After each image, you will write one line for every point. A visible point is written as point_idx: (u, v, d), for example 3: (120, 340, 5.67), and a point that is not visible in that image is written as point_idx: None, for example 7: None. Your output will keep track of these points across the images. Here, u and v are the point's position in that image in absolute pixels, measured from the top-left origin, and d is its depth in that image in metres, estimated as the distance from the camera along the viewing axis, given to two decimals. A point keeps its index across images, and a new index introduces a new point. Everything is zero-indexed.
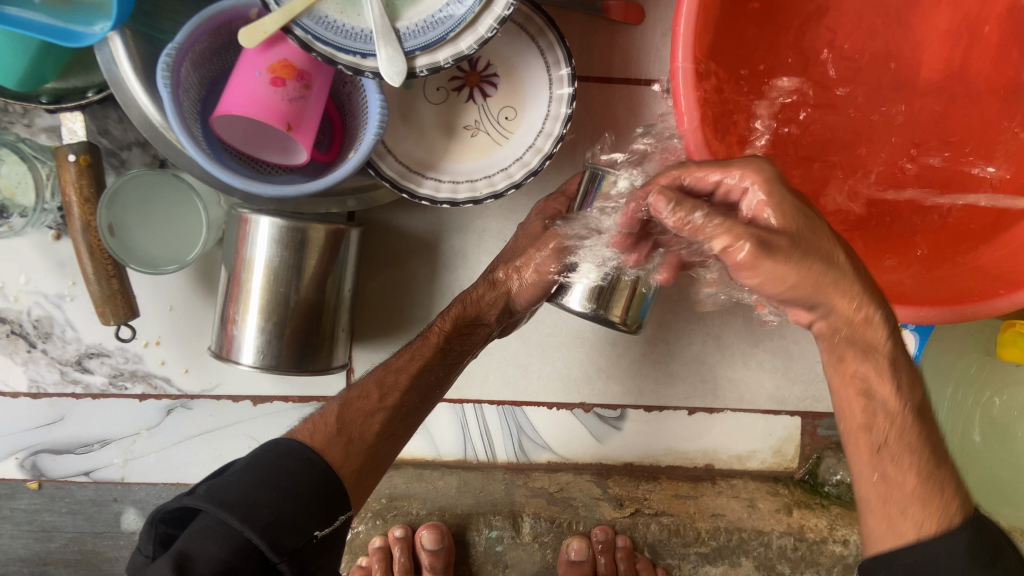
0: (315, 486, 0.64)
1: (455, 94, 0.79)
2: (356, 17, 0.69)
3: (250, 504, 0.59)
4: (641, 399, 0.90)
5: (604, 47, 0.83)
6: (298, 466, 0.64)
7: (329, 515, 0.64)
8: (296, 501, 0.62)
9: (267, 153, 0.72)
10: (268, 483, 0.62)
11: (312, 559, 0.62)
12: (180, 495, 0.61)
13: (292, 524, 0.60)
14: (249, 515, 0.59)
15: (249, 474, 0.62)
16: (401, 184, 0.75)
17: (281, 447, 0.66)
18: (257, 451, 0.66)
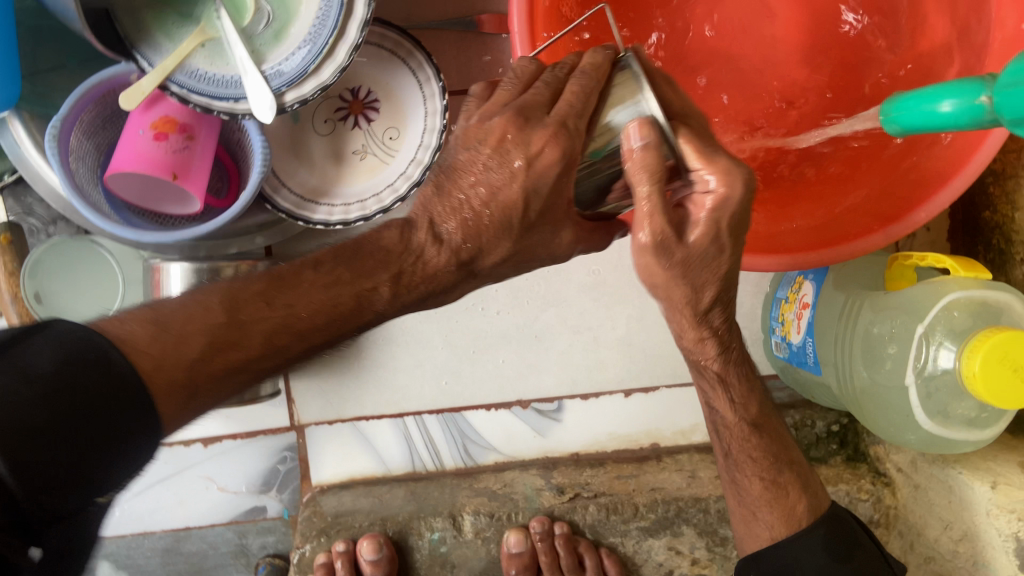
0: (113, 426, 0.45)
1: (341, 124, 0.84)
2: (225, 66, 0.74)
3: (33, 439, 0.41)
4: (576, 388, 0.93)
5: (482, 59, 0.87)
6: (104, 400, 0.45)
7: (115, 468, 0.46)
8: (93, 449, 0.44)
9: (165, 205, 0.78)
10: (71, 410, 0.43)
11: (83, 520, 0.46)
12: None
13: (68, 477, 0.43)
14: (34, 463, 0.41)
15: (53, 381, 0.43)
16: (296, 213, 0.80)
17: (105, 360, 0.46)
18: (59, 341, 0.45)
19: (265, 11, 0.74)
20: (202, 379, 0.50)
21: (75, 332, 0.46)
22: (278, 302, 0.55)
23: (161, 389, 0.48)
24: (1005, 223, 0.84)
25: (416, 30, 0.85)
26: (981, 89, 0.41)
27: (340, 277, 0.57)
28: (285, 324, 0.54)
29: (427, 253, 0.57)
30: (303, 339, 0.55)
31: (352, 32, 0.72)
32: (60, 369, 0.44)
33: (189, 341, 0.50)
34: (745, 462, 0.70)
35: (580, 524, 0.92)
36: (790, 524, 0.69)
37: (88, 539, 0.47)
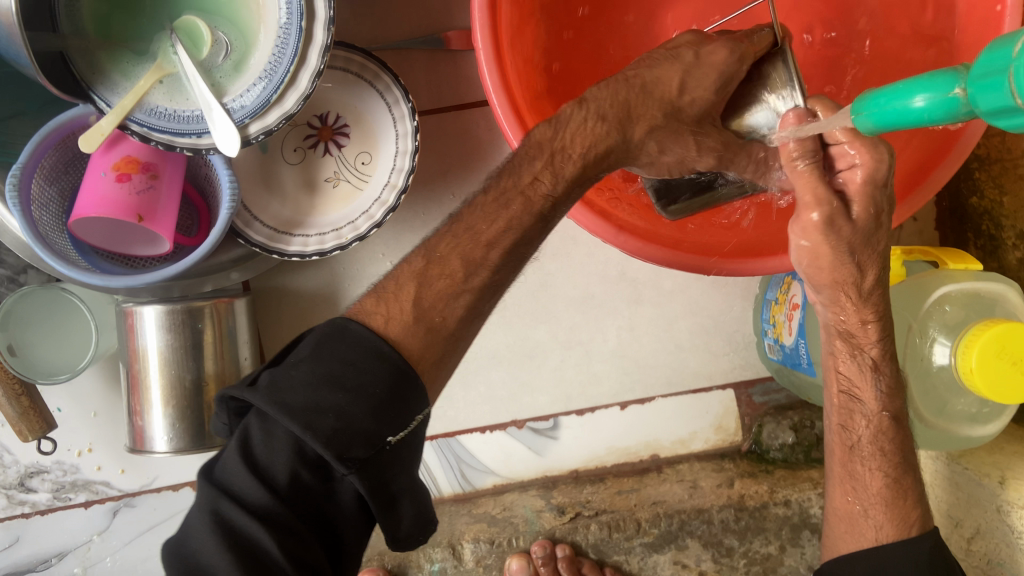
0: (385, 387, 0.50)
1: (311, 151, 0.82)
2: (186, 102, 0.72)
3: (313, 410, 0.48)
4: (571, 404, 0.90)
5: (452, 77, 0.86)
6: (370, 364, 0.50)
7: (400, 416, 0.50)
8: (365, 405, 0.49)
9: (134, 246, 0.76)
10: (335, 381, 0.49)
11: (391, 470, 0.51)
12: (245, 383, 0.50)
13: (357, 432, 0.48)
14: (311, 425, 0.47)
15: (313, 365, 0.50)
16: (271, 247, 0.78)
17: (349, 333, 0.51)
18: (318, 329, 0.52)
19: (223, 41, 0.73)
20: (432, 310, 0.54)
21: (335, 323, 0.52)
22: (461, 230, 0.56)
23: (401, 338, 0.52)
24: (993, 208, 0.83)
25: (382, 51, 0.83)
26: (954, 81, 0.39)
27: (505, 187, 0.57)
28: (470, 249, 0.55)
29: (576, 119, 0.58)
30: (492, 249, 0.56)
31: (314, 58, 0.70)
32: (317, 351, 0.51)
33: (405, 287, 0.55)
34: (872, 454, 0.65)
35: (582, 544, 0.91)
36: (898, 529, 0.64)
37: (401, 483, 0.52)
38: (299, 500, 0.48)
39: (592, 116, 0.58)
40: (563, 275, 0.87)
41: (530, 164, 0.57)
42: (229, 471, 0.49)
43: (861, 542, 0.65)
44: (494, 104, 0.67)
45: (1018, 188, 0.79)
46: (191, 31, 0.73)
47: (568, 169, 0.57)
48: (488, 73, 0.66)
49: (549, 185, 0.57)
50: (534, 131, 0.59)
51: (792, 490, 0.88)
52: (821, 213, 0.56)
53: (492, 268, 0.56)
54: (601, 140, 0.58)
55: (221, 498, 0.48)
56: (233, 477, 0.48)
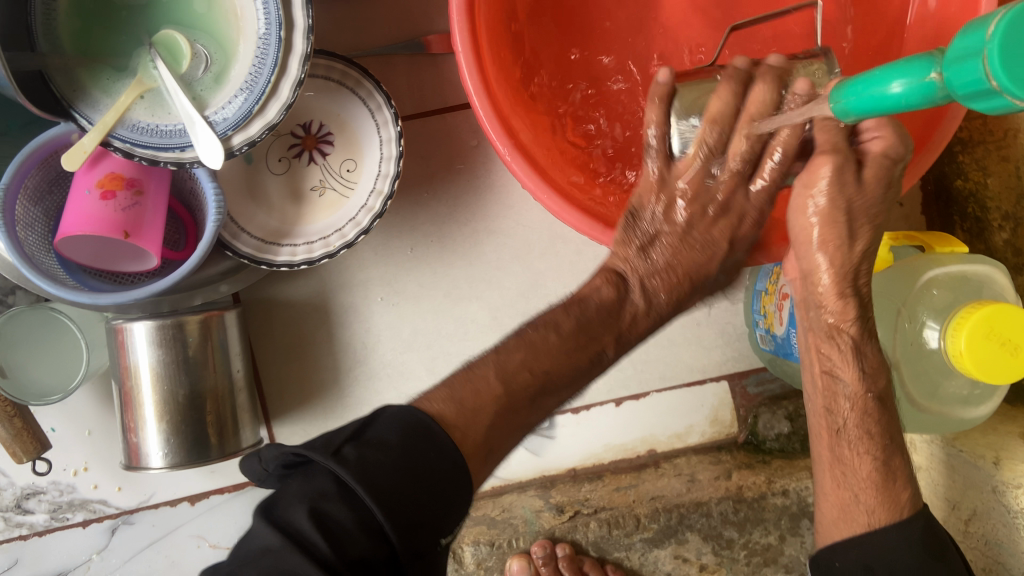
0: (454, 490, 0.51)
1: (296, 160, 0.82)
2: (167, 116, 0.72)
3: (397, 500, 0.47)
4: (566, 403, 0.90)
5: (434, 81, 0.86)
6: (445, 465, 0.51)
7: (456, 521, 0.52)
8: (436, 503, 0.50)
9: (121, 263, 0.75)
10: (415, 473, 0.49)
11: (435, 572, 0.51)
12: (326, 451, 0.49)
13: (426, 525, 0.49)
14: (392, 512, 0.47)
15: (396, 451, 0.50)
16: (259, 258, 0.78)
17: (435, 432, 0.52)
18: (401, 419, 0.52)
19: (203, 55, 0.73)
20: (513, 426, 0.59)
21: (416, 416, 0.53)
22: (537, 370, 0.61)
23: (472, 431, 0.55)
24: (978, 190, 0.83)
25: (362, 57, 0.83)
26: (929, 66, 0.39)
27: (582, 341, 0.64)
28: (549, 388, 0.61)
29: (637, 300, 0.68)
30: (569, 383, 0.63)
31: (294, 67, 0.70)
32: (404, 441, 0.51)
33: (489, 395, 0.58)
34: (859, 439, 0.65)
35: (582, 543, 0.91)
36: (890, 512, 0.65)
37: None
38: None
39: (652, 283, 0.68)
40: None
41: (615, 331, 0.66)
42: (300, 523, 0.45)
43: (853, 527, 0.65)
44: (475, 105, 0.67)
45: (1000, 169, 0.79)
46: (169, 45, 0.73)
47: (658, 300, 0.69)
48: (468, 75, 0.66)
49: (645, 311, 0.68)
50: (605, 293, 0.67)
51: (789, 479, 0.89)
52: (832, 163, 0.57)
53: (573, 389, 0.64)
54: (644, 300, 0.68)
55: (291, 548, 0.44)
56: (303, 530, 0.45)
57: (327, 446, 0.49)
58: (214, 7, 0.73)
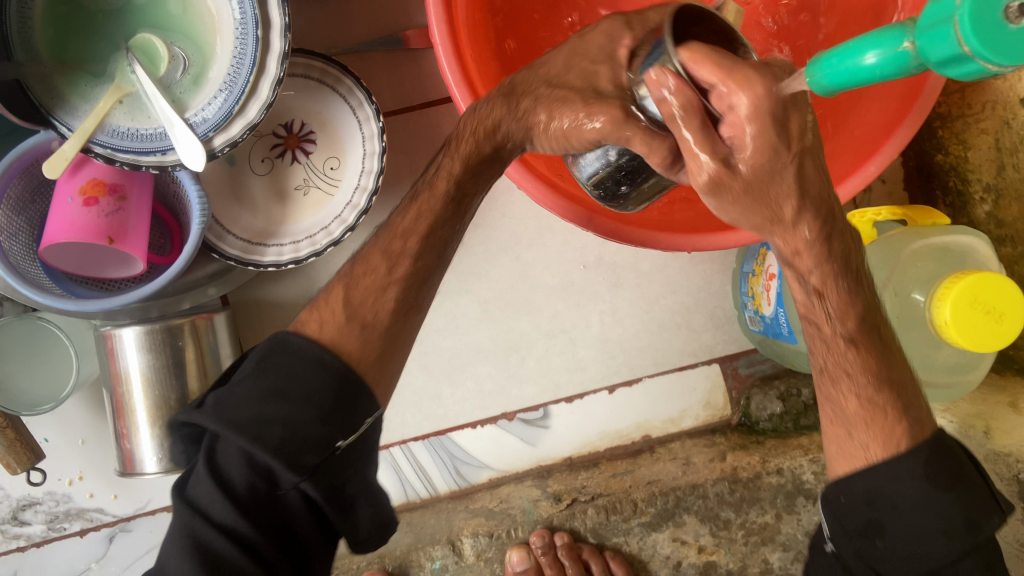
0: (333, 393, 0.55)
1: (279, 160, 0.82)
2: (147, 120, 0.72)
3: (260, 423, 0.52)
4: (559, 392, 0.91)
5: (415, 76, 0.86)
6: (315, 373, 0.56)
7: (353, 422, 0.56)
8: (312, 408, 0.54)
9: (107, 269, 0.75)
10: (280, 392, 0.54)
11: (338, 472, 0.56)
12: (194, 406, 0.55)
13: (307, 439, 0.53)
14: (259, 436, 0.52)
15: (257, 381, 0.54)
16: (246, 259, 0.78)
17: (291, 344, 0.57)
18: (263, 346, 0.58)
19: (180, 56, 0.73)
20: (364, 308, 0.60)
21: (276, 338, 0.58)
22: (397, 237, 0.61)
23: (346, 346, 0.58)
24: (959, 163, 0.84)
25: (342, 55, 0.83)
26: (902, 36, 0.40)
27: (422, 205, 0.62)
28: (389, 245, 0.61)
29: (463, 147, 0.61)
30: (411, 241, 0.61)
31: (273, 66, 0.70)
32: (260, 368, 0.55)
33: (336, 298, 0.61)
34: (841, 375, 0.59)
35: (581, 530, 0.92)
36: (885, 445, 0.58)
37: (354, 482, 0.57)
38: (266, 503, 0.53)
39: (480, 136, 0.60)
40: (541, 264, 0.88)
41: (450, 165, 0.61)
42: (200, 481, 0.54)
43: (853, 463, 0.60)
44: (457, 99, 0.68)
45: (980, 142, 0.80)
46: (147, 49, 0.73)
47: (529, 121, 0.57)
48: (449, 69, 0.66)
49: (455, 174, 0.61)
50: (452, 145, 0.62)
51: (783, 458, 0.88)
52: None
53: (412, 255, 0.61)
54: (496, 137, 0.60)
55: (196, 509, 0.53)
56: (202, 490, 0.53)
57: (197, 402, 0.56)
58: (190, 9, 0.73)
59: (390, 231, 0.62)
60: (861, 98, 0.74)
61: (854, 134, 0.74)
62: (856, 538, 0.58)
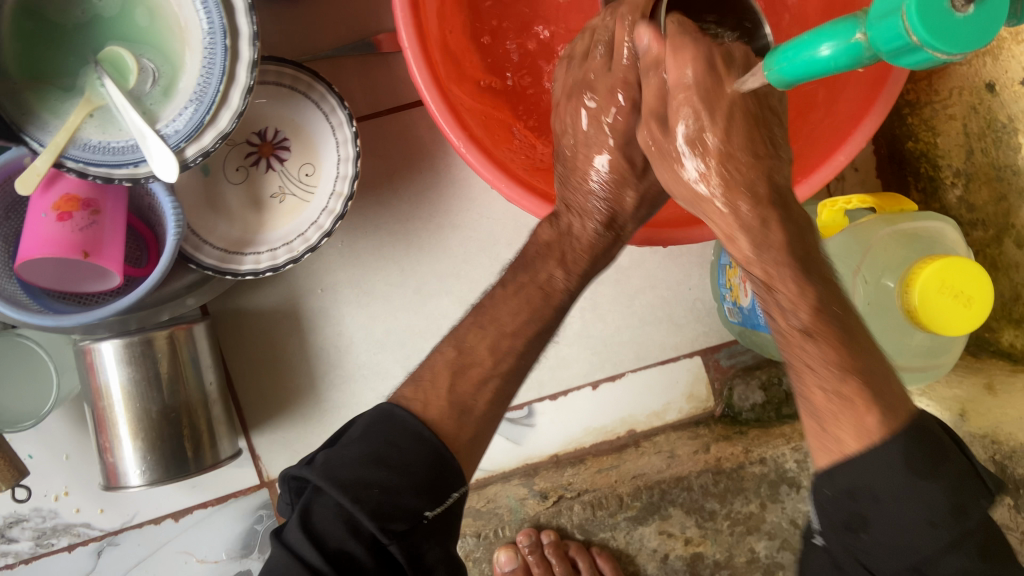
0: (429, 463, 0.54)
1: (253, 168, 0.82)
2: (118, 133, 0.72)
3: (361, 484, 0.51)
4: (543, 390, 0.91)
5: (387, 80, 0.86)
6: (412, 443, 0.55)
7: (442, 494, 0.54)
8: (409, 479, 0.53)
9: (84, 283, 0.75)
10: (380, 458, 0.53)
11: (426, 546, 0.53)
12: (303, 462, 0.54)
13: (404, 508, 0.52)
14: (360, 496, 0.51)
15: (365, 442, 0.54)
16: (223, 268, 0.78)
17: (397, 417, 0.56)
18: (366, 414, 0.57)
19: (150, 68, 0.73)
20: (466, 395, 0.59)
21: (383, 409, 0.57)
22: (487, 323, 0.63)
23: (439, 419, 0.57)
24: (929, 149, 0.85)
25: (312, 61, 0.83)
26: (854, 27, 0.41)
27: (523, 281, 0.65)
28: (497, 340, 0.62)
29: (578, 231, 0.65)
30: (517, 336, 0.62)
31: (242, 75, 0.70)
32: (365, 433, 0.55)
33: (440, 379, 0.60)
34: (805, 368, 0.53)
35: (568, 527, 0.92)
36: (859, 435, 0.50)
37: (442, 561, 0.54)
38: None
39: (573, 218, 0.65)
40: None
41: (544, 263, 0.65)
42: (294, 536, 0.51)
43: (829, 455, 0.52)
44: (428, 102, 0.67)
45: (948, 128, 0.81)
46: (115, 61, 0.72)
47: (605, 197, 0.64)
48: (418, 72, 0.66)
49: (563, 279, 0.65)
50: (541, 229, 0.66)
51: (765, 448, 0.89)
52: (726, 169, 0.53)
53: (519, 352, 0.62)
54: (602, 228, 0.64)
55: (291, 560, 0.50)
56: (299, 543, 0.50)
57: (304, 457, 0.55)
58: (157, 20, 0.73)
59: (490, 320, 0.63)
60: (830, 88, 0.75)
61: (826, 128, 0.74)
62: (840, 531, 0.52)
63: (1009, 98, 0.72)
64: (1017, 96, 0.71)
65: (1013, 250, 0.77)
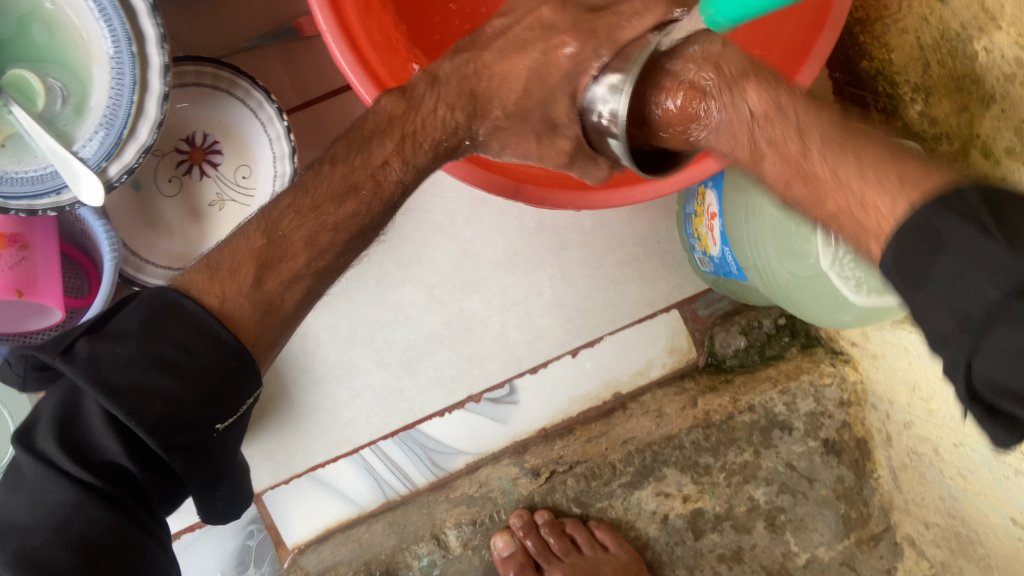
0: (221, 368, 0.53)
1: (187, 177, 0.78)
2: (35, 160, 0.67)
3: (138, 395, 0.50)
4: (522, 364, 0.89)
5: (315, 67, 0.82)
6: (206, 347, 0.52)
7: (231, 403, 0.54)
8: (195, 391, 0.51)
9: (25, 321, 0.71)
10: (165, 362, 0.51)
11: (213, 450, 0.55)
12: (60, 350, 0.50)
13: (186, 420, 0.51)
14: (136, 411, 0.49)
15: (141, 342, 0.51)
16: (170, 287, 0.74)
17: (184, 310, 0.53)
18: (146, 302, 0.52)
19: (58, 87, 0.67)
20: (273, 293, 0.57)
21: (165, 295, 0.53)
22: (306, 208, 0.58)
23: (238, 319, 0.55)
24: (885, 68, 0.82)
25: (233, 56, 0.79)
26: None
27: (354, 163, 0.59)
28: (315, 232, 0.58)
29: (426, 104, 0.60)
30: (339, 231, 0.59)
31: (155, 82, 0.65)
32: (145, 328, 0.51)
33: (242, 271, 0.56)
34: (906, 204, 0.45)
35: (563, 501, 0.90)
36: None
37: (219, 461, 0.57)
38: (120, 478, 0.52)
39: (441, 106, 0.60)
40: (481, 240, 0.85)
41: (380, 145, 0.60)
42: (49, 447, 0.51)
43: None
44: (355, 85, 0.63)
45: (902, 43, 0.79)
46: (20, 85, 0.66)
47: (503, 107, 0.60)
48: (340, 55, 0.62)
49: (399, 169, 0.61)
50: (384, 100, 0.60)
51: (753, 394, 0.88)
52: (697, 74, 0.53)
53: None
54: (450, 130, 0.61)
55: (45, 469, 0.51)
56: (49, 451, 0.51)
57: (61, 345, 0.51)
58: (58, 34, 0.67)
59: (316, 214, 0.58)
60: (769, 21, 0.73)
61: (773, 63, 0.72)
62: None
63: (959, 6, 0.70)
64: (966, 2, 0.69)
65: (980, 161, 0.73)
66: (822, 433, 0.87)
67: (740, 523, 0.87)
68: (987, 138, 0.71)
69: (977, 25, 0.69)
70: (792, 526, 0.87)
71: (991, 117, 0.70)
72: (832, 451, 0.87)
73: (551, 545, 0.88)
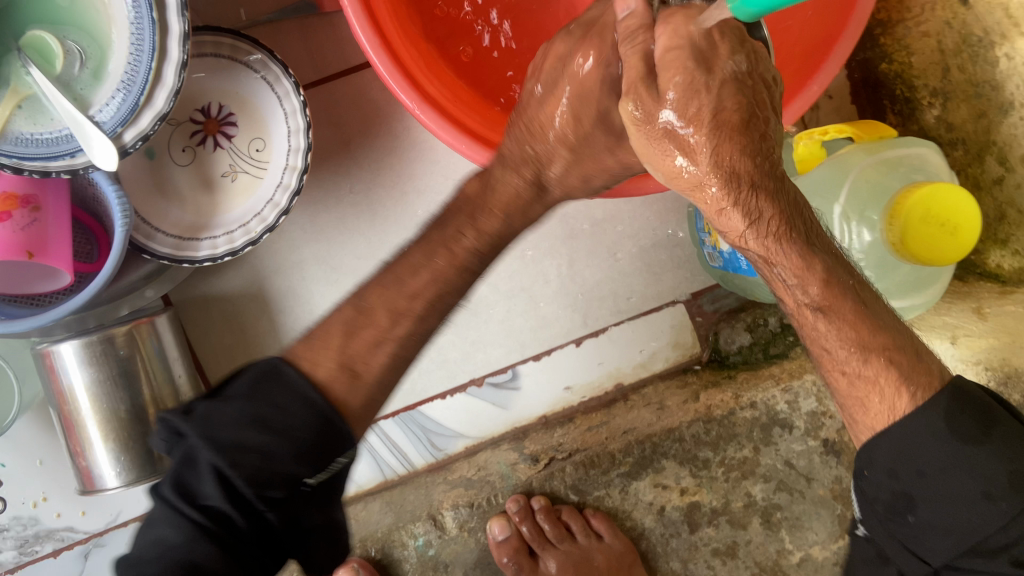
0: (317, 431, 0.53)
1: (200, 148, 0.78)
2: (50, 122, 0.67)
3: (240, 449, 0.50)
4: (526, 351, 0.88)
5: (333, 42, 0.81)
6: (299, 408, 0.53)
7: (325, 461, 0.54)
8: (286, 447, 0.51)
9: (33, 283, 0.71)
10: (263, 419, 0.52)
11: (304, 511, 0.54)
12: (182, 410, 0.52)
13: (277, 475, 0.51)
14: (237, 460, 0.50)
15: (249, 403, 0.52)
16: (179, 257, 0.74)
17: (284, 375, 0.54)
18: (252, 369, 0.55)
19: (76, 50, 0.67)
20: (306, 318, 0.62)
21: (272, 362, 0.55)
22: None
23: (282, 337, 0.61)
24: (904, 70, 0.82)
25: (253, 27, 0.79)
26: None
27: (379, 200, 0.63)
28: None
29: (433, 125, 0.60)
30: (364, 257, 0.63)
31: (174, 49, 0.65)
32: (254, 391, 0.53)
33: None
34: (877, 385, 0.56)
35: (561, 489, 0.92)
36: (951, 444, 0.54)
37: (317, 523, 0.56)
38: (228, 527, 0.51)
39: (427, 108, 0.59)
40: None
41: None
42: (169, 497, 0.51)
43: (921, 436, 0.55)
44: None
45: (922, 47, 0.78)
46: (39, 46, 0.67)
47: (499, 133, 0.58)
48: None
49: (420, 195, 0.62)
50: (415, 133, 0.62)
51: (755, 391, 0.88)
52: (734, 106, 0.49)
53: None
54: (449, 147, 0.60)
55: (172, 514, 0.50)
56: (175, 499, 0.51)
57: (183, 408, 0.53)
58: None
59: None
60: None
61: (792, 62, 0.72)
62: (887, 516, 0.58)
63: (984, 10, 0.69)
64: (990, 6, 0.69)
65: (996, 166, 0.74)
66: (822, 433, 0.89)
67: (735, 519, 0.89)
68: (1004, 145, 0.72)
69: (1000, 30, 0.69)
70: (787, 524, 0.89)
71: (1011, 123, 0.71)
72: (831, 451, 0.89)
73: (546, 532, 0.90)
